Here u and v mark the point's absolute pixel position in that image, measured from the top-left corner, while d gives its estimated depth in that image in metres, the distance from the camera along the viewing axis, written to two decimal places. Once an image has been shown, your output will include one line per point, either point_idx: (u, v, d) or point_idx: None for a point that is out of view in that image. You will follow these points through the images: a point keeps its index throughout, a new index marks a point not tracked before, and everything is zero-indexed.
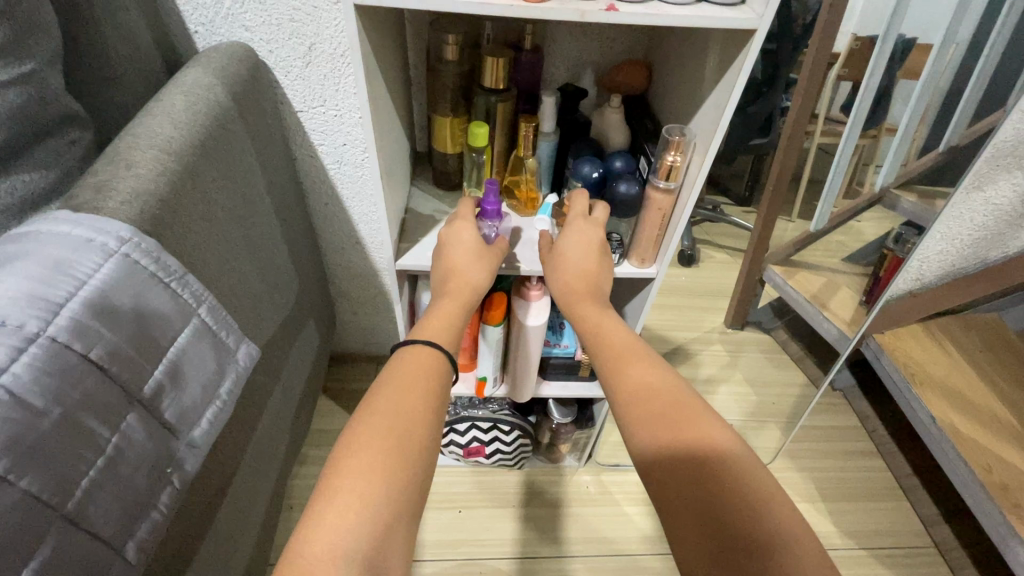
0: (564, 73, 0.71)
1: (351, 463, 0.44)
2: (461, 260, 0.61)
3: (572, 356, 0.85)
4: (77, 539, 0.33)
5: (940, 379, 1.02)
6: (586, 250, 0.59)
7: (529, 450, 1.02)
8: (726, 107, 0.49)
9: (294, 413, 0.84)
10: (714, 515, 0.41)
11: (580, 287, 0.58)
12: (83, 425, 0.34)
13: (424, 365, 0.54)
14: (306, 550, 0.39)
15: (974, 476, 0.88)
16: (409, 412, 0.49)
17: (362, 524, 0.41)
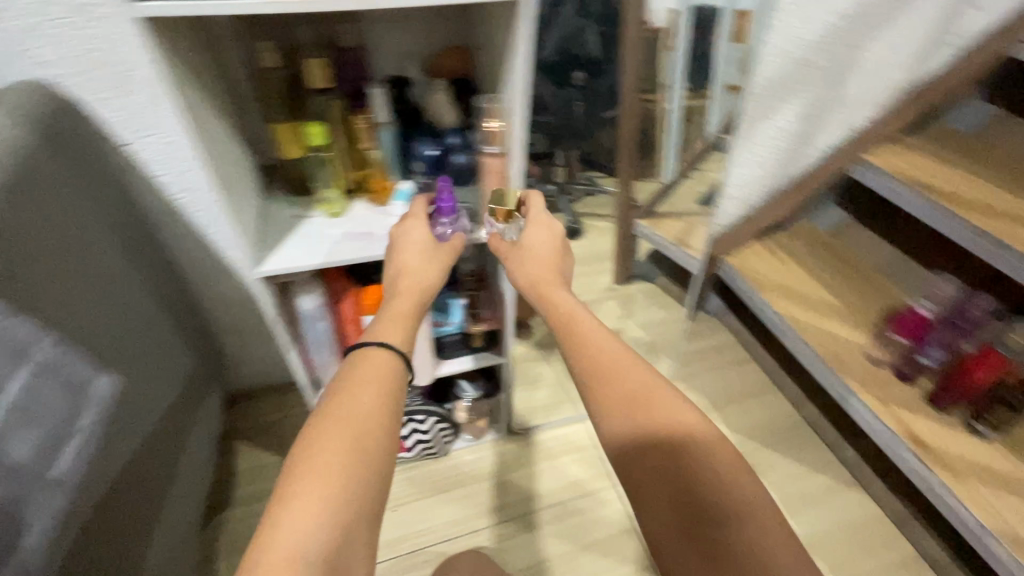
0: (393, 67, 0.75)
1: (310, 466, 0.45)
2: (417, 260, 0.65)
3: (462, 330, 0.90)
4: None
5: (779, 282, 1.20)
6: (550, 244, 0.67)
7: (449, 433, 1.06)
8: (519, 69, 0.57)
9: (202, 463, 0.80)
10: (686, 496, 0.48)
11: (546, 275, 0.64)
12: None
13: (378, 369, 0.55)
14: (266, 556, 0.40)
15: (814, 353, 1.05)
16: (367, 416, 0.50)
17: (324, 524, 0.42)
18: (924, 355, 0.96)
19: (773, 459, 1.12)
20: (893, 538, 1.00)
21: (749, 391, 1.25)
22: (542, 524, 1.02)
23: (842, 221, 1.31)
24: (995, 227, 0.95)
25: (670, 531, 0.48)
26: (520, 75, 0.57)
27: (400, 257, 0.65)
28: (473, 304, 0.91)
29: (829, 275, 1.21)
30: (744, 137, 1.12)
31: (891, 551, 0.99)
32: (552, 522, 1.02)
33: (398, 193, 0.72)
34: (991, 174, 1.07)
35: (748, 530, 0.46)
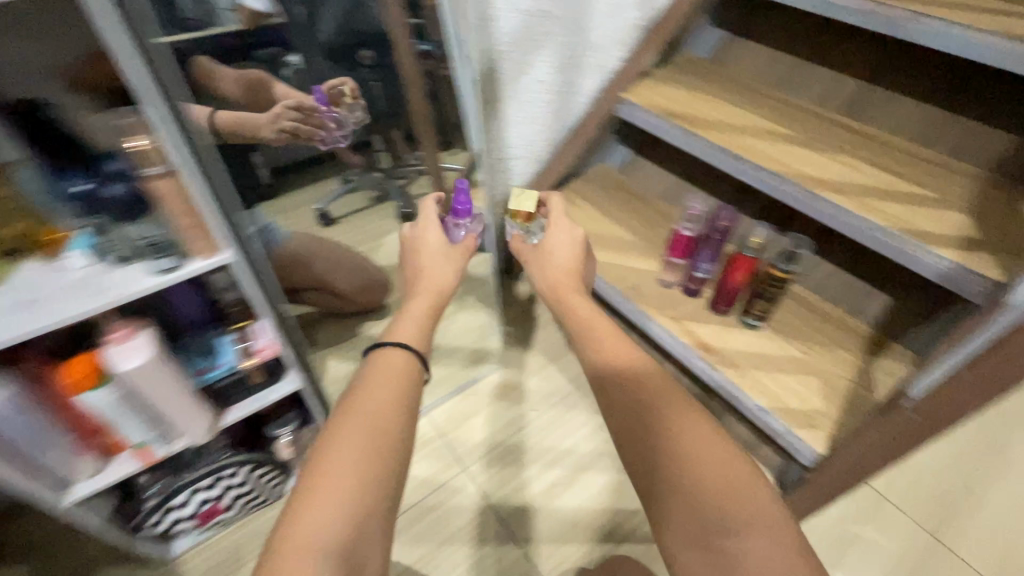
0: (19, 89, 0.64)
1: (325, 471, 0.57)
2: (431, 260, 0.91)
3: (235, 369, 0.78)
4: None
5: (579, 229, 1.25)
6: (571, 245, 0.92)
7: (273, 478, 0.97)
8: (133, 69, 0.47)
9: None
10: (647, 436, 0.59)
11: (562, 280, 0.87)
12: None
13: (394, 371, 0.70)
14: (297, 528, 0.53)
15: (615, 290, 1.12)
16: (386, 420, 0.63)
17: (339, 515, 0.54)
18: (697, 269, 1.03)
19: None
20: None
21: None
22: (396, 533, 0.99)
23: (628, 158, 1.40)
24: (731, 143, 1.05)
25: (647, 464, 0.58)
26: (138, 77, 0.48)
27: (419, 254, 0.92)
28: (243, 338, 0.79)
29: (622, 212, 1.29)
30: (509, 97, 1.11)
31: None
32: (405, 528, 0.99)
33: (76, 241, 0.60)
34: (727, 93, 1.18)
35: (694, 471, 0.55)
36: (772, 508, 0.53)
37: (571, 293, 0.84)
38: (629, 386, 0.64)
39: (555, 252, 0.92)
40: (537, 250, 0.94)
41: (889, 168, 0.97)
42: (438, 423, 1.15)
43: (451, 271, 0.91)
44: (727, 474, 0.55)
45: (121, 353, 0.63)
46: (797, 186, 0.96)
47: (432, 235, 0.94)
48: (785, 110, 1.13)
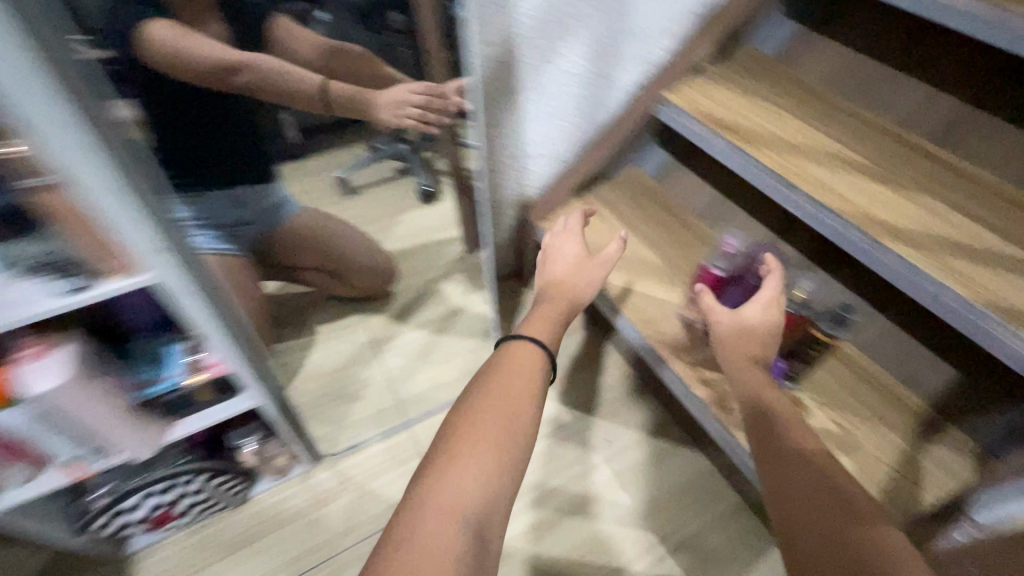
0: None
1: (466, 447, 0.61)
2: (566, 270, 0.91)
3: (176, 387, 0.71)
4: None
5: (599, 244, 1.11)
6: (768, 309, 0.78)
7: (235, 485, 0.92)
8: None
9: None
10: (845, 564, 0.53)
11: (755, 346, 0.77)
12: None
13: (527, 365, 0.74)
14: (437, 500, 0.55)
15: (628, 321, 0.98)
16: (513, 410, 0.66)
17: (478, 496, 0.56)
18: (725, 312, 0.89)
19: (605, 430, 1.07)
20: (719, 491, 0.99)
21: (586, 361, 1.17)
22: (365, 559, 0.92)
23: (665, 163, 1.22)
24: (785, 165, 0.88)
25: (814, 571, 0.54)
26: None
27: (552, 268, 0.93)
28: (194, 351, 0.71)
29: (649, 227, 1.13)
30: (531, 80, 0.94)
31: (717, 508, 0.97)
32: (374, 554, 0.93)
33: None
34: (785, 102, 1.00)
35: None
36: None
37: (759, 370, 0.76)
38: (779, 411, 0.71)
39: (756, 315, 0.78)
40: (737, 319, 0.79)
41: (973, 215, 0.79)
42: (420, 441, 1.07)
43: (592, 285, 0.90)
44: None
45: (32, 374, 0.56)
46: (858, 231, 0.79)
47: (566, 251, 0.94)
48: (856, 129, 0.94)
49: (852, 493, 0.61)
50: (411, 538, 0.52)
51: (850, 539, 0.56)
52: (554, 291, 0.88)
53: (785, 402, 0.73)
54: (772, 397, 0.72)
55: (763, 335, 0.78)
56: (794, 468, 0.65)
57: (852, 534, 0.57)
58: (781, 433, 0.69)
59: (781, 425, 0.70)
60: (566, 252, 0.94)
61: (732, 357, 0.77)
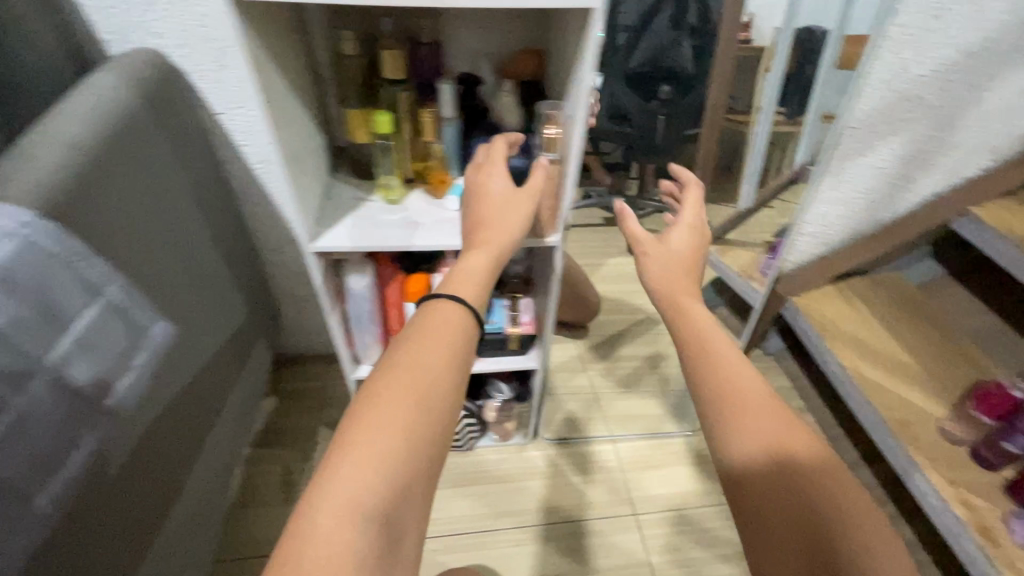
0: (465, 64, 0.75)
1: (370, 419, 0.46)
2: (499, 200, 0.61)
3: (501, 331, 0.88)
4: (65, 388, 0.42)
5: (850, 332, 1.11)
6: (691, 247, 0.66)
7: (475, 430, 1.08)
8: (581, 81, 0.54)
9: (246, 387, 0.86)
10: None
11: (682, 285, 0.60)
12: (22, 348, 0.39)
13: (448, 329, 0.53)
14: (331, 490, 0.42)
15: (879, 415, 0.96)
16: (433, 373, 0.49)
17: (378, 483, 0.43)
18: (1005, 440, 0.85)
19: None
20: None
21: None
22: (558, 540, 1.00)
23: (935, 276, 1.19)
24: None
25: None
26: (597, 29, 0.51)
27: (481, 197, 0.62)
28: (514, 307, 0.89)
29: (909, 331, 1.10)
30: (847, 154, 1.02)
31: None
32: (567, 539, 1.00)
33: (455, 188, 0.73)
34: None
35: None
36: None
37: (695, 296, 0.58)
38: (700, 354, 0.50)
39: (679, 246, 0.65)
40: (664, 249, 0.64)
41: None
42: (622, 457, 1.13)
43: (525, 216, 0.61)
44: None
45: None
46: None
47: (497, 181, 0.63)
48: None
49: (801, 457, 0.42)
50: (298, 544, 0.40)
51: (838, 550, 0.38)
52: (483, 234, 0.61)
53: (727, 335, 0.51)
54: (714, 334, 0.51)
55: (693, 269, 0.64)
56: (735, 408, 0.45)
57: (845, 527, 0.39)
58: (702, 369, 0.49)
59: (699, 360, 0.49)
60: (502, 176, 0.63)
61: (659, 288, 0.60)
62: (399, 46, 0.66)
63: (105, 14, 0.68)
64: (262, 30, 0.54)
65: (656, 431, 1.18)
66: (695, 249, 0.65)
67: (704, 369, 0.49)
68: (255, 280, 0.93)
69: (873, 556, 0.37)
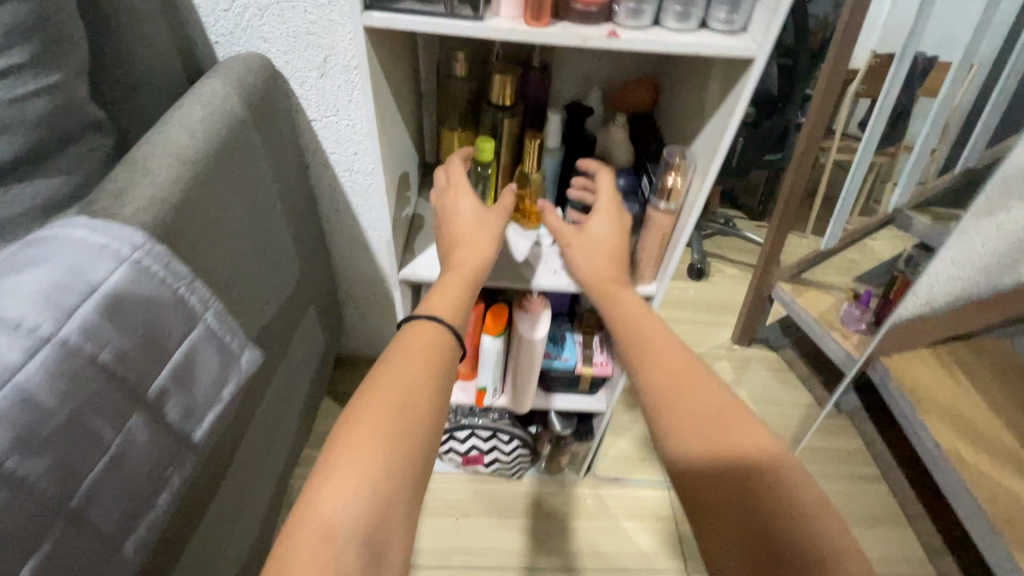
0: (573, 89, 0.70)
1: (352, 444, 0.45)
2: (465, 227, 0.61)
3: (572, 369, 0.83)
4: (157, 424, 0.40)
5: (945, 405, 1.01)
6: (613, 224, 0.59)
7: (527, 461, 1.03)
8: (724, 133, 0.49)
9: (305, 395, 0.85)
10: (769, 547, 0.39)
11: (606, 274, 0.58)
12: (123, 382, 0.38)
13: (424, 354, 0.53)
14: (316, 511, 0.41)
15: (979, 506, 0.87)
16: (411, 394, 0.50)
17: (363, 493, 0.43)
18: None
19: None
20: None
21: (873, 519, 1.05)
22: None
23: None
24: None
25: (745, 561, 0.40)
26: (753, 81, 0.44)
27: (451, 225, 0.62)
28: (588, 345, 0.84)
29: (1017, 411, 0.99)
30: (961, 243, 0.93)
31: None
32: None
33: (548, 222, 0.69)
34: None
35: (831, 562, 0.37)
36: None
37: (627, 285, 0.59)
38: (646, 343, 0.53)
39: (597, 230, 0.60)
40: (585, 235, 0.60)
41: None
42: (676, 506, 1.07)
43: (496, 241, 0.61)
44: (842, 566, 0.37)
45: (529, 320, 0.72)
46: None
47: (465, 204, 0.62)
48: None
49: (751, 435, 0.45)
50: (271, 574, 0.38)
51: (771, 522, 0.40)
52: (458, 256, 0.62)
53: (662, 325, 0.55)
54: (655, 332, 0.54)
55: (620, 257, 0.60)
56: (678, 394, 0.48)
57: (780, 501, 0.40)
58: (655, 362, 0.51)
59: (639, 360, 0.52)
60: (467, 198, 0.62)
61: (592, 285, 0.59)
62: (510, 69, 0.62)
63: (217, 16, 0.67)
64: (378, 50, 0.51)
65: None
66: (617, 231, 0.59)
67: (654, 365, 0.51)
68: (325, 284, 0.92)
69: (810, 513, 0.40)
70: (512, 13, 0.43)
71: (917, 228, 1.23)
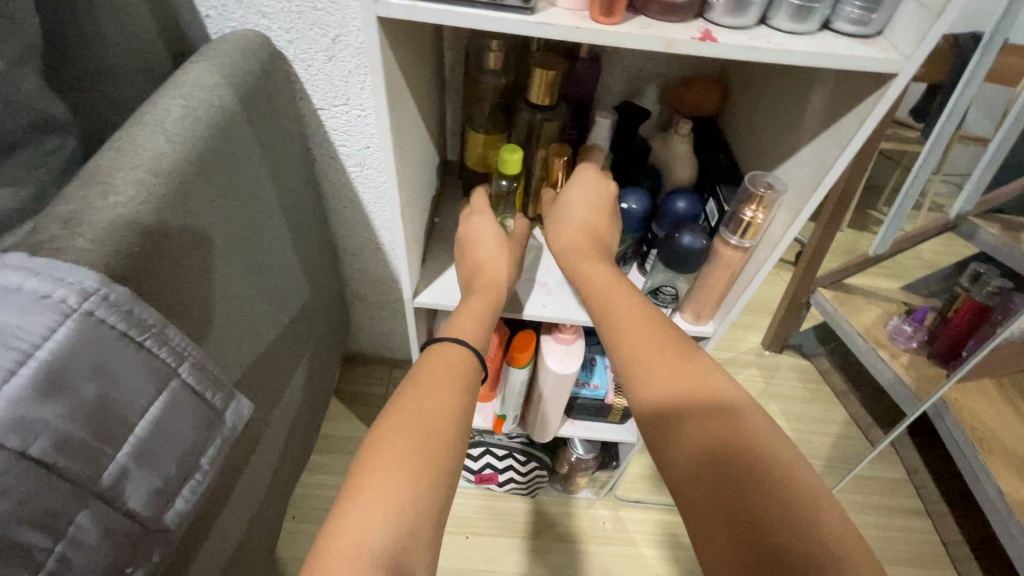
0: (623, 85, 0.59)
1: (379, 461, 0.41)
2: (487, 255, 0.55)
3: (602, 399, 0.75)
4: (114, 517, 0.33)
5: (1008, 444, 0.92)
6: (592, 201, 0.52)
7: (544, 480, 0.96)
8: (833, 165, 0.39)
9: (306, 411, 0.77)
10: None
11: (578, 246, 0.52)
12: (65, 477, 0.30)
13: (453, 368, 0.49)
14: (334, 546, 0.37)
15: None
16: (439, 408, 0.45)
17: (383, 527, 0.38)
18: None
19: None
20: None
21: (915, 558, 0.97)
22: None
23: None
24: None
25: None
26: (885, 104, 0.34)
27: (472, 251, 0.56)
28: None
29: None
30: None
31: None
32: None
33: None
34: None
35: None
36: None
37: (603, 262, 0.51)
38: (618, 324, 0.47)
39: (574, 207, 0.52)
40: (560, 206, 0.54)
41: None
42: None
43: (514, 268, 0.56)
44: None
45: (560, 351, 0.64)
46: None
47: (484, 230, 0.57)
48: None
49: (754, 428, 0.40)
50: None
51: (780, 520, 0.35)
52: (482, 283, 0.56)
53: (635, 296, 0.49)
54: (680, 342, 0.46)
55: (603, 233, 0.53)
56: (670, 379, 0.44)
57: (790, 502, 0.36)
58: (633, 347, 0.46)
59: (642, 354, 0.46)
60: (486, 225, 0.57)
61: (564, 262, 0.53)
62: (553, 63, 0.52)
63: None
64: (391, 40, 0.41)
65: None
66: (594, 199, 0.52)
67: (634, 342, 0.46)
68: (330, 287, 0.83)
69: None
70: (573, 5, 0.33)
71: (983, 240, 1.11)
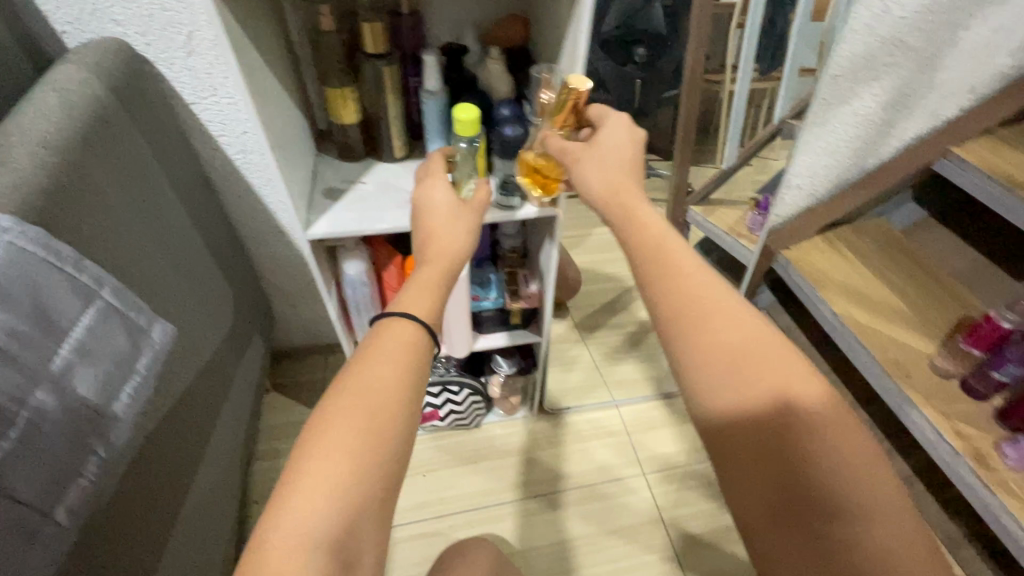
0: (448, 34, 0.73)
1: (320, 449, 0.43)
2: (439, 222, 0.60)
3: (500, 306, 0.88)
4: (65, 399, 0.40)
5: (838, 279, 1.12)
6: (620, 146, 0.57)
7: (482, 407, 1.08)
8: (578, 42, 0.54)
9: (239, 384, 0.84)
10: (801, 496, 0.43)
11: (620, 179, 0.55)
12: (13, 362, 0.37)
13: (394, 348, 0.50)
14: (278, 532, 0.40)
15: (872, 359, 0.99)
16: (382, 386, 0.47)
17: (329, 506, 0.41)
18: (999, 368, 0.89)
19: None
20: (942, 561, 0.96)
21: None
22: (571, 504, 1.02)
23: (917, 219, 1.20)
24: None
25: (766, 509, 0.44)
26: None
27: (426, 218, 0.62)
28: (513, 282, 0.89)
29: (897, 274, 1.12)
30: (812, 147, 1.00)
31: None
32: (582, 504, 1.02)
33: None
34: None
35: (857, 514, 0.41)
36: (905, 532, 0.41)
37: (642, 202, 0.54)
38: (656, 267, 0.50)
39: (607, 148, 0.57)
40: (595, 149, 0.57)
41: None
42: (626, 421, 1.15)
43: (465, 237, 0.60)
44: (892, 525, 0.41)
45: None
46: None
47: (440, 193, 0.62)
48: None
49: (808, 405, 0.44)
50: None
51: (842, 503, 0.42)
52: (434, 250, 0.60)
53: (695, 262, 0.50)
54: (679, 252, 0.50)
55: (631, 169, 0.57)
56: (742, 367, 0.45)
57: (809, 435, 0.43)
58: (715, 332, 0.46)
59: (667, 285, 0.49)
60: (439, 189, 0.62)
61: (608, 204, 0.55)
62: (379, 18, 0.64)
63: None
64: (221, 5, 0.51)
65: (659, 392, 1.20)
66: (618, 141, 0.57)
67: (675, 299, 0.48)
68: (241, 271, 0.91)
69: (847, 477, 0.42)
70: None
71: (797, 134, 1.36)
